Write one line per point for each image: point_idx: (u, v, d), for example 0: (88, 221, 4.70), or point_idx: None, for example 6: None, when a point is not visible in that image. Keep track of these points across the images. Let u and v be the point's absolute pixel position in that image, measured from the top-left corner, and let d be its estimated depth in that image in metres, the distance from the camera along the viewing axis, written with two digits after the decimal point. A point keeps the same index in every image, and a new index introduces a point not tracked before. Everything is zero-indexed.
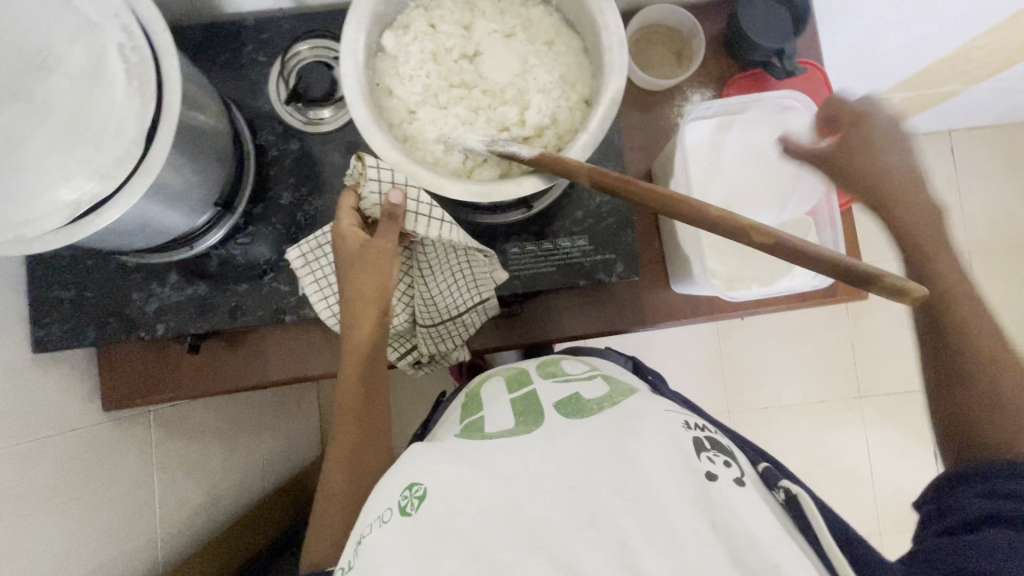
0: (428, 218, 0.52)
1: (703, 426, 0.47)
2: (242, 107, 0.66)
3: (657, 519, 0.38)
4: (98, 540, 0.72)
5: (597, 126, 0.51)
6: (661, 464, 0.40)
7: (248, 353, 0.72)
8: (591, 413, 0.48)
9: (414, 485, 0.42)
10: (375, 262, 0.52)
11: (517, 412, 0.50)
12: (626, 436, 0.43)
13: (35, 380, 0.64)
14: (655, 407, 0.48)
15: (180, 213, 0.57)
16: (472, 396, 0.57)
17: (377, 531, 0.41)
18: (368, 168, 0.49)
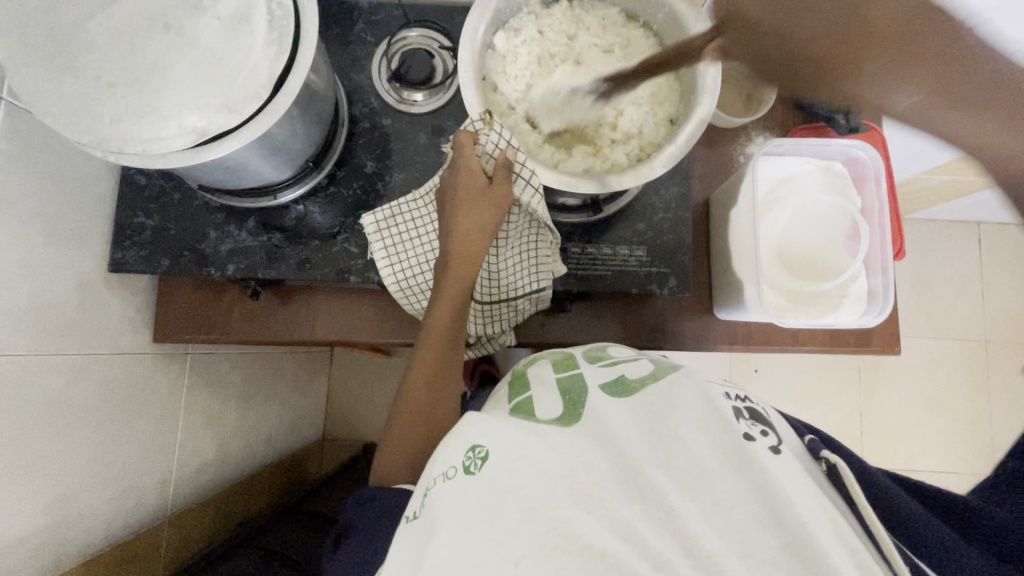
0: (529, 184, 0.53)
1: (745, 398, 0.48)
2: (344, 78, 0.71)
3: (702, 482, 0.39)
4: (122, 467, 0.72)
5: (685, 141, 0.54)
6: (703, 433, 0.42)
7: (298, 308, 0.75)
8: (634, 392, 0.49)
9: (477, 447, 0.45)
10: (486, 212, 0.55)
11: (565, 394, 0.50)
12: (666, 413, 0.45)
13: (100, 298, 0.67)
14: (700, 380, 0.48)
15: (278, 161, 0.61)
16: (519, 373, 0.58)
17: (442, 486, 0.45)
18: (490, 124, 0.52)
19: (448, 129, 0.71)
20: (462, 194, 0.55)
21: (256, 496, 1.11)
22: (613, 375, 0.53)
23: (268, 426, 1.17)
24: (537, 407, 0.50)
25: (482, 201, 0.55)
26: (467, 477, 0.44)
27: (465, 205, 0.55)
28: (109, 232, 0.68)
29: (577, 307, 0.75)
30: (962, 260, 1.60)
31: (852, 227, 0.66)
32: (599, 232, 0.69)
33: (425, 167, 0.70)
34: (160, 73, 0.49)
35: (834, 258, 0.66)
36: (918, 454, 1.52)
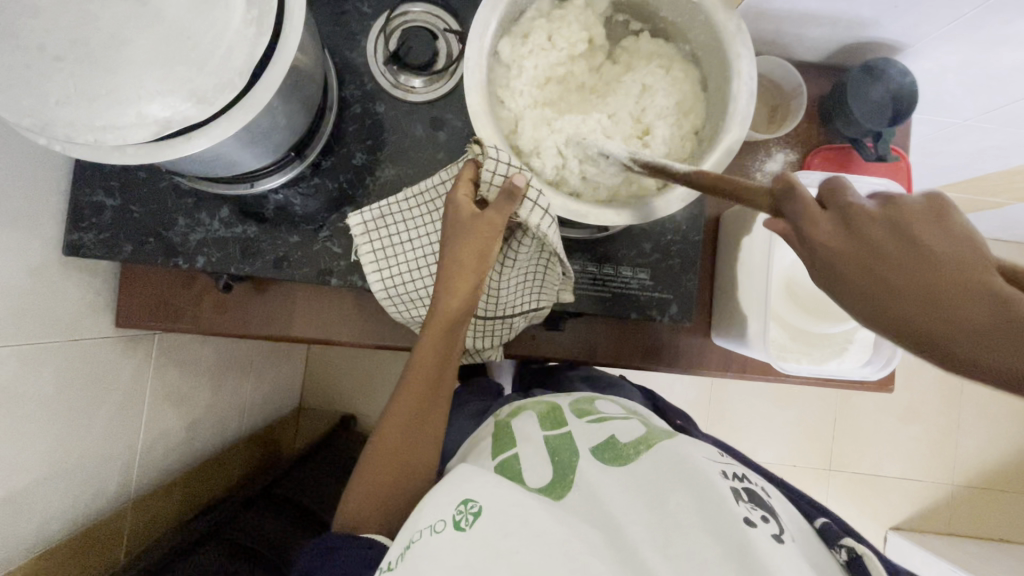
0: (537, 206, 0.48)
1: (741, 477, 0.47)
2: (335, 54, 0.63)
3: (699, 571, 0.38)
4: (80, 457, 0.69)
5: (710, 172, 0.49)
6: (701, 516, 0.41)
7: (274, 302, 0.70)
8: (628, 461, 0.47)
9: (468, 501, 0.43)
10: (481, 242, 0.48)
11: (553, 456, 0.48)
12: (664, 492, 0.43)
13: (56, 282, 0.61)
14: (690, 452, 0.47)
15: (256, 153, 0.54)
16: (502, 427, 0.54)
17: (427, 539, 0.42)
18: (486, 149, 0.47)
19: (448, 122, 0.64)
20: (455, 218, 0.48)
21: (226, 473, 1.09)
22: (604, 435, 0.50)
23: (243, 401, 1.14)
24: (525, 473, 0.47)
25: (474, 227, 0.47)
26: (453, 534, 0.41)
27: (456, 231, 0.48)
28: (66, 210, 0.61)
29: (572, 323, 0.71)
30: None
31: None
32: (602, 250, 0.65)
33: (419, 164, 0.64)
34: (117, 51, 0.42)
35: None
36: (884, 460, 1.56)
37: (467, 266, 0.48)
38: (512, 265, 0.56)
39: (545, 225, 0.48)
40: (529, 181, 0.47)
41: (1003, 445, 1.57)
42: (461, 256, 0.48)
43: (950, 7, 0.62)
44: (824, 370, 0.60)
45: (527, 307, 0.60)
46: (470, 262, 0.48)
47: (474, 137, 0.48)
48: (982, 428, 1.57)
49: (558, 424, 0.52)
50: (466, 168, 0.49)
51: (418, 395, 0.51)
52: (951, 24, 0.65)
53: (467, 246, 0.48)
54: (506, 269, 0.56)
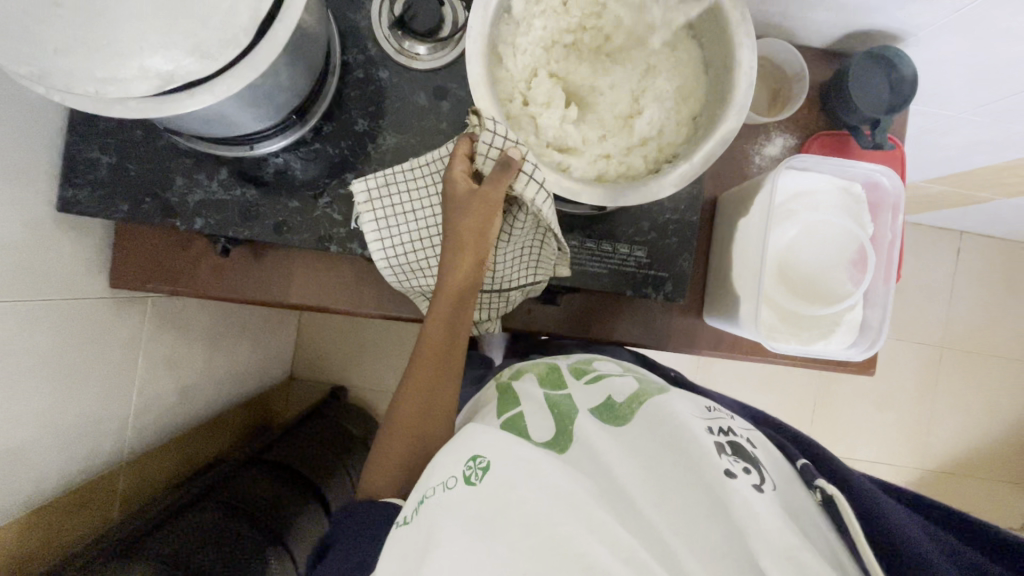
0: (532, 179, 0.48)
1: (728, 429, 0.48)
2: (338, 17, 0.62)
3: (693, 525, 0.40)
4: (74, 416, 0.69)
5: (703, 159, 0.51)
6: (691, 473, 0.42)
7: (271, 268, 0.70)
8: (625, 419, 0.48)
9: (477, 457, 0.43)
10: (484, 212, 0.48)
11: (555, 412, 0.49)
12: (656, 447, 0.45)
13: (49, 239, 0.60)
14: (677, 409, 0.47)
15: (258, 114, 0.53)
16: (506, 385, 0.54)
17: (438, 495, 0.42)
18: (484, 122, 0.47)
19: (452, 91, 0.64)
20: (453, 194, 0.49)
21: (218, 438, 1.10)
22: (600, 396, 0.51)
23: (235, 368, 1.14)
24: (529, 425, 0.48)
25: (473, 201, 0.48)
26: (463, 488, 0.42)
27: (455, 207, 0.48)
28: (59, 167, 0.60)
29: (567, 298, 0.72)
30: (939, 267, 1.63)
31: (858, 253, 0.64)
32: (600, 226, 0.66)
33: (421, 133, 0.63)
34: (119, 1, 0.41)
35: (836, 282, 0.64)
36: (859, 444, 1.61)
37: (469, 240, 0.48)
38: (510, 240, 0.57)
39: (539, 199, 0.48)
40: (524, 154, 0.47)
41: (974, 432, 1.63)
42: (462, 231, 0.48)
43: None
44: (810, 350, 0.63)
45: (523, 280, 0.60)
46: (471, 236, 0.49)
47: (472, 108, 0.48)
48: (954, 416, 1.63)
49: (561, 387, 0.53)
50: (462, 143, 0.49)
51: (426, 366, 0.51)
52: (953, 13, 0.65)
53: (468, 220, 0.48)
54: (504, 244, 0.57)
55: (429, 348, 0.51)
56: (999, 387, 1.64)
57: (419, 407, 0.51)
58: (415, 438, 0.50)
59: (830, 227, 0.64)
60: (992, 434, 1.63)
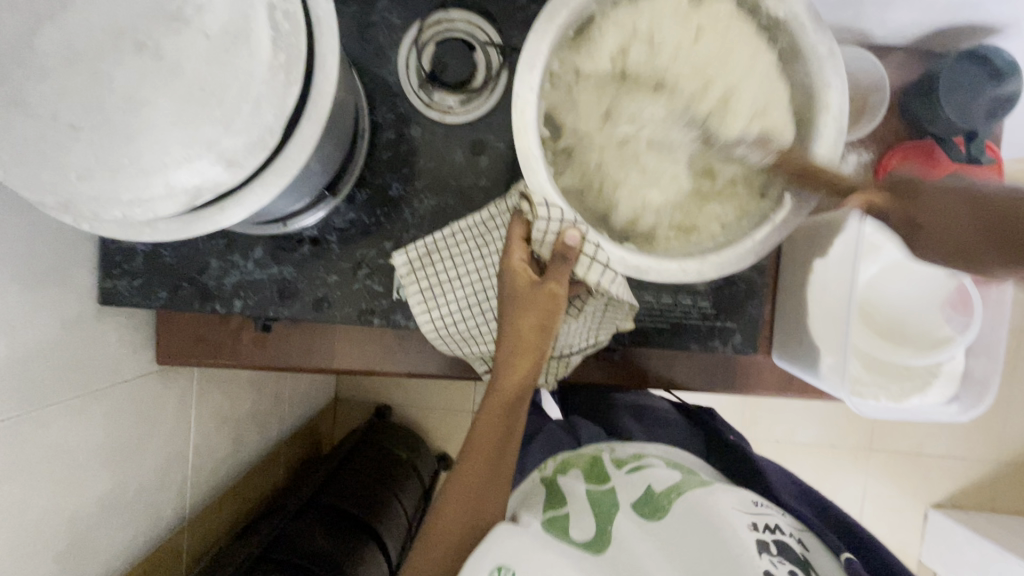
0: (595, 262, 0.43)
1: (777, 528, 0.46)
2: (364, 73, 0.58)
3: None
4: (133, 492, 0.69)
5: (783, 227, 0.46)
6: (717, 574, 0.41)
7: (314, 335, 0.67)
8: (661, 513, 0.47)
9: (502, 569, 0.40)
10: (540, 305, 0.43)
11: (593, 513, 0.48)
12: (684, 552, 0.43)
13: (93, 330, 0.60)
14: (720, 508, 0.46)
15: (290, 200, 0.50)
16: (551, 483, 0.54)
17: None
18: (536, 205, 0.42)
19: (490, 146, 0.59)
20: (510, 283, 0.44)
21: (270, 476, 1.10)
22: (641, 489, 0.50)
23: (281, 403, 1.14)
24: (564, 526, 0.46)
25: (534, 295, 0.43)
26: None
27: (512, 298, 0.44)
28: (96, 257, 0.59)
29: (627, 352, 0.67)
30: None
31: (958, 294, 0.57)
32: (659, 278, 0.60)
33: (459, 193, 0.59)
34: (136, 115, 0.38)
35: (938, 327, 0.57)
36: (928, 440, 1.46)
37: (528, 338, 0.43)
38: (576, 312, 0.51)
39: (604, 280, 0.44)
40: (586, 233, 0.43)
41: None
42: (520, 327, 0.43)
43: None
44: (906, 411, 0.56)
45: (587, 344, 0.56)
46: (529, 334, 0.43)
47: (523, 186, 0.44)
48: None
49: (603, 482, 0.52)
50: (516, 224, 0.44)
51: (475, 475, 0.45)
52: None
53: (526, 316, 0.43)
54: (570, 317, 0.51)
55: (480, 453, 0.45)
56: None
57: (465, 523, 0.44)
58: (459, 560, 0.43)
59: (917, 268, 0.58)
60: None
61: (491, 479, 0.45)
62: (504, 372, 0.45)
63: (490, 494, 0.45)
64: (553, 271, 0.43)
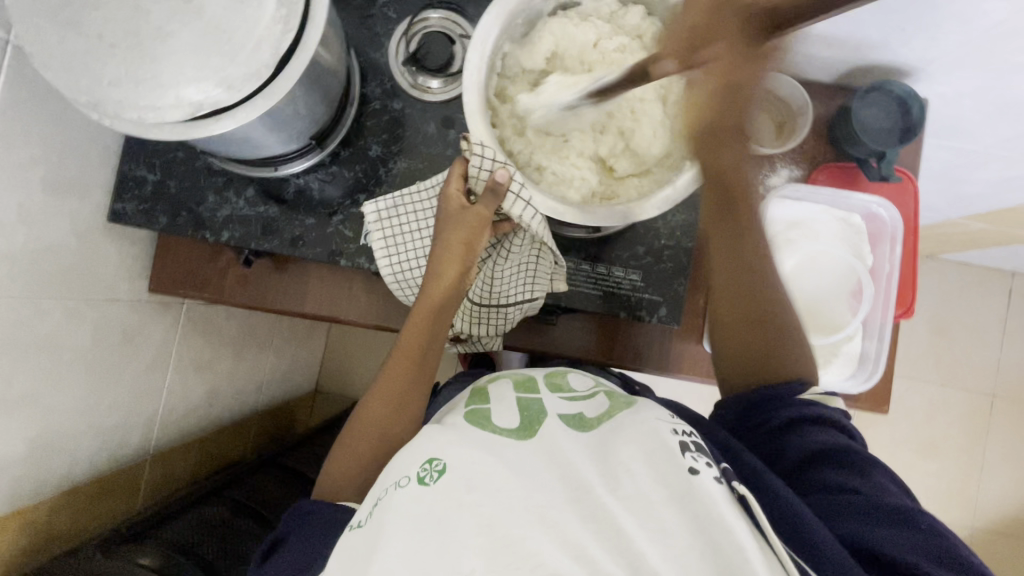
0: (519, 199, 0.52)
1: (692, 431, 0.46)
2: (360, 55, 0.69)
3: (646, 511, 0.38)
4: (107, 405, 0.75)
5: (685, 185, 0.53)
6: (647, 467, 0.40)
7: (290, 279, 0.75)
8: (591, 427, 0.47)
9: (434, 459, 0.42)
10: (469, 226, 0.53)
11: (522, 413, 0.48)
12: (615, 446, 0.43)
13: (99, 245, 0.69)
14: (645, 418, 0.46)
15: (280, 139, 0.60)
16: (479, 389, 0.55)
17: (390, 496, 0.41)
18: (473, 146, 0.51)
19: (458, 122, 0.69)
20: (447, 209, 0.54)
21: (239, 442, 1.15)
22: (574, 408, 0.50)
23: (261, 374, 1.19)
24: (493, 418, 0.48)
25: (464, 218, 0.53)
26: (416, 489, 0.40)
27: (448, 221, 0.54)
28: (112, 183, 0.69)
29: (567, 321, 0.74)
30: (988, 308, 1.53)
31: (857, 285, 0.63)
32: (596, 249, 0.68)
33: (428, 159, 0.68)
34: (162, 41, 0.48)
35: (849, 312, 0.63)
36: None
37: (456, 254, 0.53)
38: (506, 257, 0.61)
39: (526, 216, 0.52)
40: (512, 174, 0.51)
41: None
42: (451, 244, 0.53)
43: (959, 32, 0.64)
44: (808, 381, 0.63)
45: (524, 299, 0.62)
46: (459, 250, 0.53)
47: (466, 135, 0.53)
48: (1009, 473, 1.48)
49: (532, 392, 0.52)
50: (457, 164, 0.54)
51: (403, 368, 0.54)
52: (958, 49, 0.67)
53: (456, 236, 0.53)
54: (502, 259, 0.61)
55: (409, 352, 0.54)
56: None
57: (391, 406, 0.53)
58: (384, 434, 0.52)
59: (837, 254, 0.64)
60: None
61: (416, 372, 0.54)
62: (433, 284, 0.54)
63: (416, 384, 0.54)
64: (481, 201, 0.52)
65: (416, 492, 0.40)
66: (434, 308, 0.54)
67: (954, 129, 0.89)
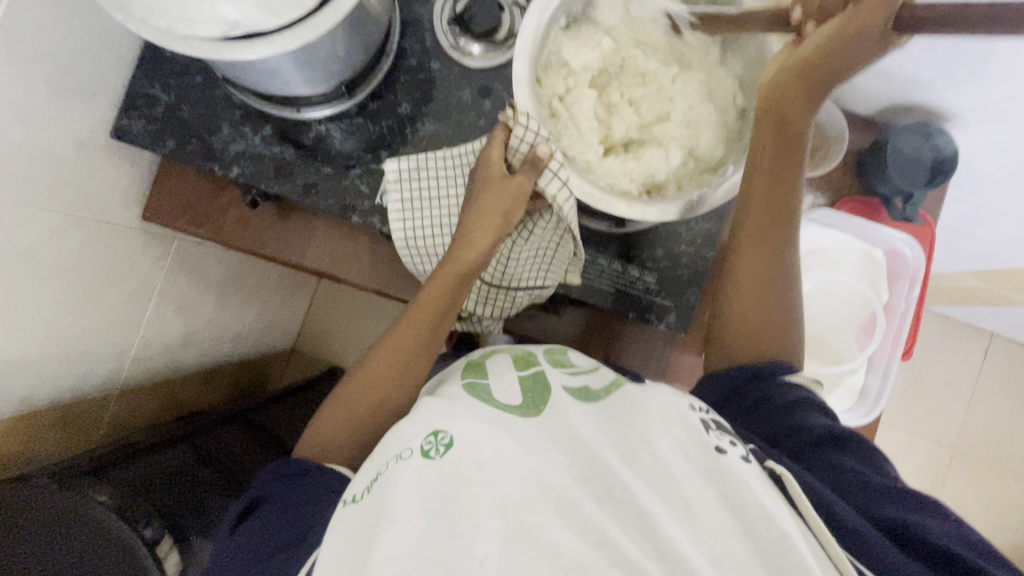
0: (556, 177, 0.51)
1: (709, 408, 0.45)
2: (403, 7, 0.66)
3: (670, 486, 0.37)
4: (79, 331, 0.70)
5: (723, 192, 0.52)
6: (668, 439, 0.39)
7: (294, 228, 0.72)
8: (595, 399, 0.46)
9: (440, 432, 0.40)
10: (505, 198, 0.52)
11: (526, 391, 0.47)
12: (633, 416, 0.41)
13: (96, 160, 0.64)
14: (667, 393, 0.44)
15: (311, 78, 0.56)
16: (474, 363, 0.53)
17: (393, 468, 0.39)
18: (519, 116, 0.50)
19: (494, 92, 0.66)
20: (487, 174, 0.53)
21: (208, 391, 1.11)
22: (578, 381, 0.49)
23: (243, 325, 1.15)
24: (494, 394, 0.47)
25: (503, 187, 0.52)
26: (420, 462, 0.39)
27: (485, 187, 0.53)
28: (121, 97, 0.65)
29: (572, 313, 0.72)
30: (964, 364, 1.57)
31: (869, 318, 0.63)
32: (614, 245, 0.67)
33: (458, 125, 0.66)
34: None
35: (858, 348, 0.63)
36: None
37: (491, 221, 0.53)
38: (526, 237, 0.59)
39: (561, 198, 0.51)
40: (553, 151, 0.51)
41: None
42: (486, 212, 0.52)
43: (1007, 84, 0.64)
44: None
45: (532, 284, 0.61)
46: (492, 220, 0.53)
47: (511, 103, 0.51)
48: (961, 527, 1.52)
49: (533, 367, 0.50)
50: (500, 131, 0.53)
51: (414, 334, 0.53)
52: (1001, 101, 0.67)
53: (494, 204, 0.52)
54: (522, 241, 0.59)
55: (421, 319, 0.53)
56: (1013, 503, 1.54)
57: (396, 368, 0.52)
58: (386, 397, 0.51)
59: (857, 289, 0.63)
60: (1000, 548, 1.52)
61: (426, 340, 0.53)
62: (461, 253, 0.53)
63: (424, 351, 0.53)
64: (521, 173, 0.52)
65: (420, 465, 0.39)
66: (455, 276, 0.53)
67: (974, 182, 0.90)
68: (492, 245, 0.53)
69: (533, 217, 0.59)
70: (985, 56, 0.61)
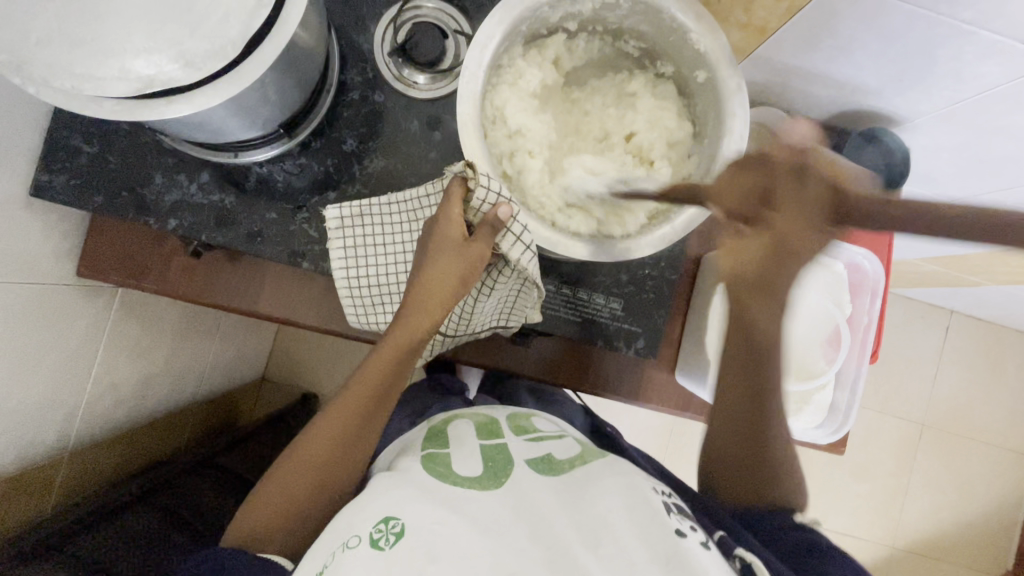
0: (518, 241, 0.50)
1: (670, 494, 0.46)
2: (341, 37, 0.63)
3: (629, 573, 0.36)
4: (18, 400, 0.65)
5: (684, 224, 0.51)
6: (629, 525, 0.39)
7: (243, 275, 0.68)
8: (561, 471, 0.46)
9: (390, 519, 0.38)
10: (463, 266, 0.49)
11: (486, 460, 0.46)
12: (592, 497, 0.42)
13: (20, 221, 0.60)
14: (626, 473, 0.45)
15: (246, 126, 0.53)
16: (438, 430, 0.53)
17: (338, 559, 0.37)
18: (479, 177, 0.48)
19: (443, 123, 0.64)
20: (443, 238, 0.50)
21: (172, 436, 1.06)
22: (541, 450, 0.48)
23: (204, 363, 1.10)
24: (453, 467, 0.45)
25: (460, 254, 0.49)
26: (369, 553, 0.37)
27: (443, 253, 0.50)
28: (41, 151, 0.60)
29: (542, 342, 0.70)
30: (929, 341, 1.61)
31: (834, 333, 0.63)
32: (577, 273, 0.65)
33: (407, 159, 0.63)
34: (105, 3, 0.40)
35: (825, 364, 0.63)
36: (832, 514, 1.53)
37: (443, 290, 0.50)
38: (490, 292, 0.56)
39: (524, 259, 0.50)
40: (514, 212, 0.49)
41: (950, 516, 1.58)
42: (440, 276, 0.50)
43: (953, 90, 0.64)
44: None
45: (495, 325, 0.61)
46: (446, 288, 0.50)
47: (465, 159, 0.49)
48: (933, 499, 1.58)
49: (496, 435, 0.50)
50: (456, 185, 0.49)
51: (358, 408, 0.51)
52: (948, 107, 0.68)
53: (449, 270, 0.50)
54: (485, 297, 0.56)
55: (370, 384, 0.51)
56: (979, 471, 1.60)
57: (345, 440, 0.50)
58: (336, 467, 0.50)
59: (825, 304, 0.63)
60: (969, 515, 1.58)
61: (373, 407, 0.52)
62: (405, 319, 0.51)
63: (370, 427, 0.52)
64: (478, 236, 0.49)
65: (369, 556, 0.37)
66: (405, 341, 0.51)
67: (928, 178, 0.91)
68: (443, 310, 0.51)
69: (494, 270, 0.55)
70: (931, 66, 0.61)
